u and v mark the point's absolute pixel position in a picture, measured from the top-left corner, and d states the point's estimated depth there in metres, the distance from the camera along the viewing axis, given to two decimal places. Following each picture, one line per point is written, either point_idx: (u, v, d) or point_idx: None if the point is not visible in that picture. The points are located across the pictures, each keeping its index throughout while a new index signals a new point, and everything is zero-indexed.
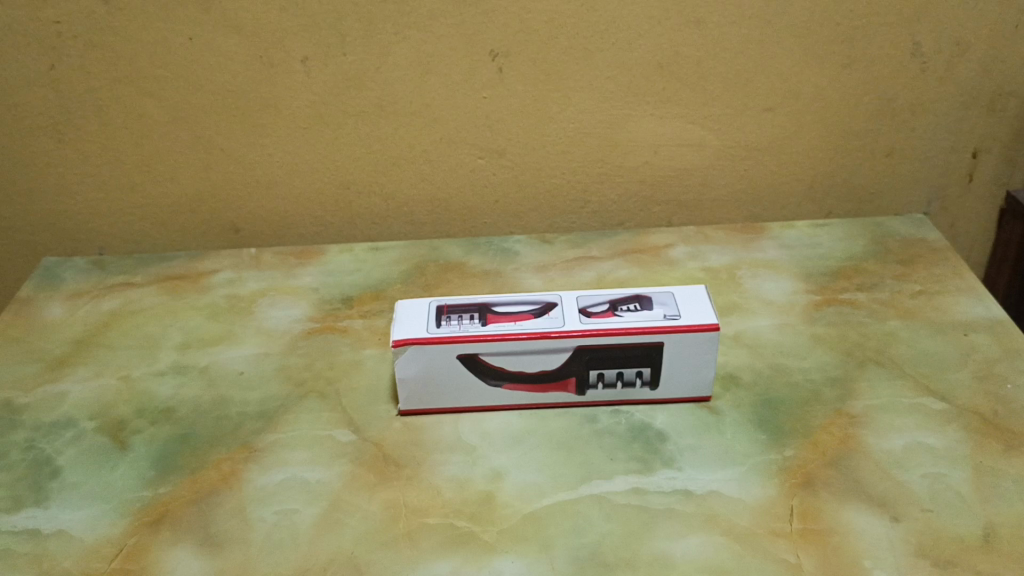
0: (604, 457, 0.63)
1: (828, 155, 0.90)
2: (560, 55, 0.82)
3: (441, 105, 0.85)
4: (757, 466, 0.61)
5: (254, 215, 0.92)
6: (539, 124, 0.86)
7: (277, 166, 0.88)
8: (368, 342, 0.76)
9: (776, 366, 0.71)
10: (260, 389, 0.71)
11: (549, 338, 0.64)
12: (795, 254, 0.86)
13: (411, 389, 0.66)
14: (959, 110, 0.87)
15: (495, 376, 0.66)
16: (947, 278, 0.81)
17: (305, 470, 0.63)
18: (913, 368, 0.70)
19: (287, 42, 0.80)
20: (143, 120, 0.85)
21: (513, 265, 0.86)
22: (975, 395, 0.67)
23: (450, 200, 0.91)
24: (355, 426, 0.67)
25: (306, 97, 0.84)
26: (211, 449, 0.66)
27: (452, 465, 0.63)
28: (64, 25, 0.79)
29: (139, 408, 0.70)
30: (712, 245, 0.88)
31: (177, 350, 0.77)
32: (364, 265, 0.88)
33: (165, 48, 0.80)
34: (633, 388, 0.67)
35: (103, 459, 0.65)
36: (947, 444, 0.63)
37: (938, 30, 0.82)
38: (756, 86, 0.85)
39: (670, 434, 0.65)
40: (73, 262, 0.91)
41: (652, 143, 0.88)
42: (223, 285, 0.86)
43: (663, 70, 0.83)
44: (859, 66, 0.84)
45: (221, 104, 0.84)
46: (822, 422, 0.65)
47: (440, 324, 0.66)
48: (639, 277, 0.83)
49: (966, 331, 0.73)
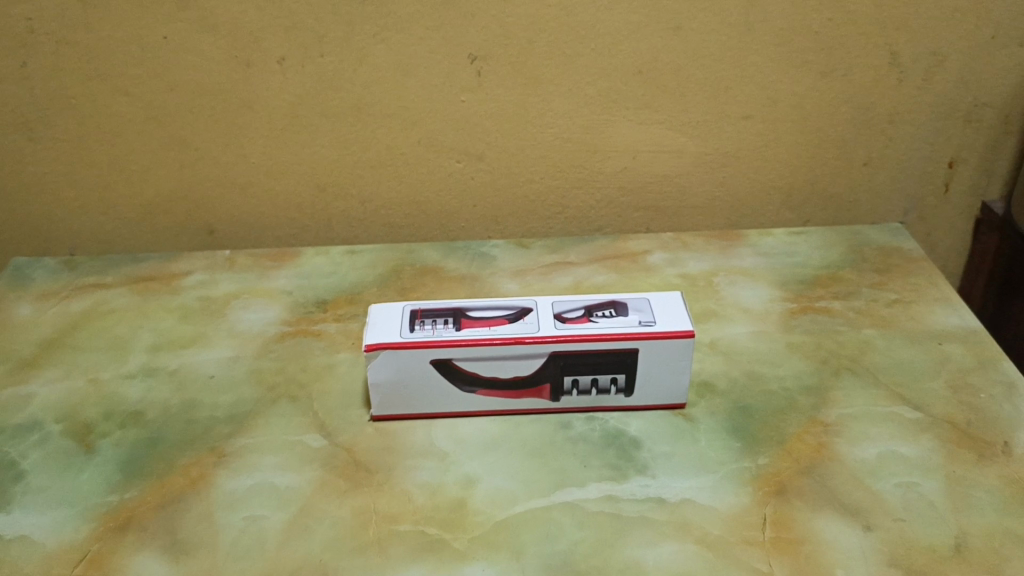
0: (578, 464, 0.63)
1: (807, 163, 0.90)
2: (539, 60, 0.82)
3: (419, 108, 0.84)
4: (730, 474, 0.61)
5: (229, 216, 0.91)
6: (518, 128, 0.86)
7: (254, 167, 0.87)
8: (342, 345, 0.76)
9: (752, 373, 0.71)
10: (231, 394, 0.70)
11: (524, 343, 0.64)
12: (772, 262, 0.86)
13: (384, 395, 0.66)
14: (936, 120, 0.88)
15: (469, 381, 0.65)
16: (923, 287, 0.81)
17: (275, 475, 0.62)
18: (888, 377, 0.70)
19: (264, 42, 0.79)
20: (116, 118, 0.84)
21: (490, 270, 0.86)
22: (949, 404, 0.67)
23: (428, 204, 0.91)
24: (326, 431, 0.66)
25: (283, 98, 0.83)
26: (179, 454, 0.65)
27: (424, 471, 0.62)
28: (36, 21, 0.78)
29: (107, 411, 0.69)
30: (690, 252, 0.88)
31: (147, 352, 0.76)
32: (339, 268, 0.87)
33: (139, 47, 0.79)
34: (608, 394, 0.67)
35: (69, 463, 0.64)
36: (920, 454, 0.63)
37: (916, 40, 0.82)
38: (735, 94, 0.85)
39: (645, 441, 0.65)
40: (43, 262, 0.89)
41: (632, 149, 0.88)
42: (196, 286, 0.85)
43: (642, 76, 0.83)
44: (837, 75, 0.84)
45: (196, 104, 0.83)
46: (797, 430, 0.65)
47: (413, 328, 0.65)
48: (616, 282, 0.83)
49: (941, 341, 0.74)
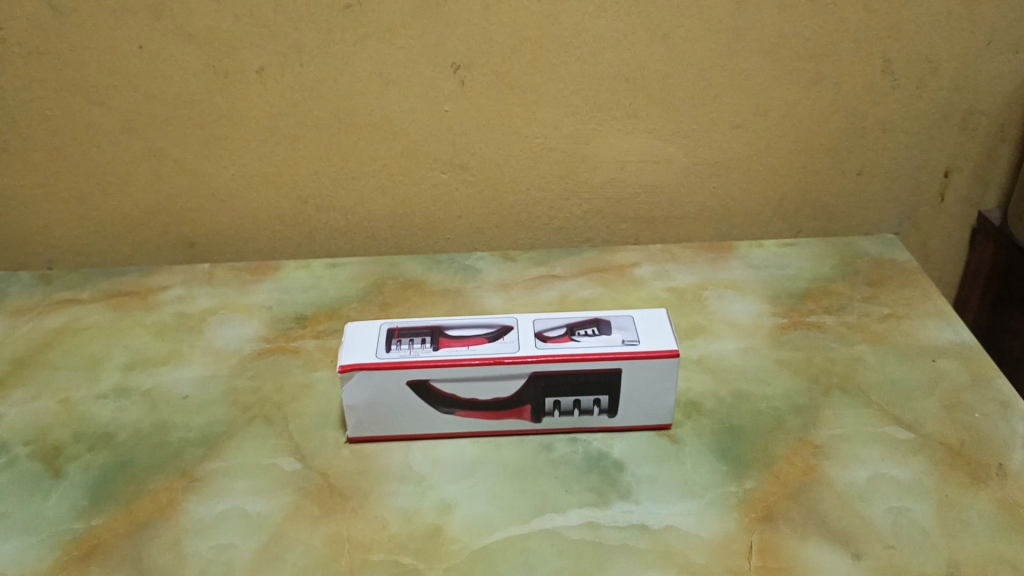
0: (559, 489, 0.61)
1: (799, 173, 0.88)
2: (524, 69, 0.80)
3: (402, 118, 0.82)
4: (715, 499, 0.59)
5: (209, 229, 0.89)
6: (503, 138, 0.84)
7: (233, 179, 0.85)
8: (320, 363, 0.74)
9: (740, 392, 0.69)
10: (205, 414, 0.69)
11: (503, 364, 0.62)
12: (763, 275, 0.84)
13: (359, 416, 0.64)
14: (930, 129, 0.86)
15: (447, 403, 0.64)
16: (917, 300, 0.79)
17: (247, 501, 0.61)
18: (880, 395, 0.68)
19: (242, 52, 0.77)
20: (91, 130, 0.82)
21: (474, 283, 0.84)
22: (942, 424, 0.65)
23: (412, 216, 0.89)
24: (301, 454, 0.64)
25: (263, 109, 0.81)
26: (149, 478, 0.63)
27: (400, 496, 0.61)
28: (8, 31, 0.76)
29: (77, 432, 0.67)
30: (678, 264, 0.86)
31: (121, 371, 0.74)
32: (320, 282, 0.85)
33: (115, 56, 0.78)
34: (591, 415, 0.65)
35: (35, 488, 0.62)
36: (911, 476, 0.61)
37: (909, 47, 0.80)
38: (725, 103, 0.83)
39: (628, 464, 0.63)
40: (18, 277, 0.87)
41: (619, 159, 0.86)
42: (173, 302, 0.83)
43: (630, 84, 0.81)
44: (829, 83, 0.82)
45: (173, 115, 0.81)
46: (785, 452, 0.63)
47: (389, 349, 0.64)
48: (603, 297, 0.81)
49: (935, 357, 0.72)
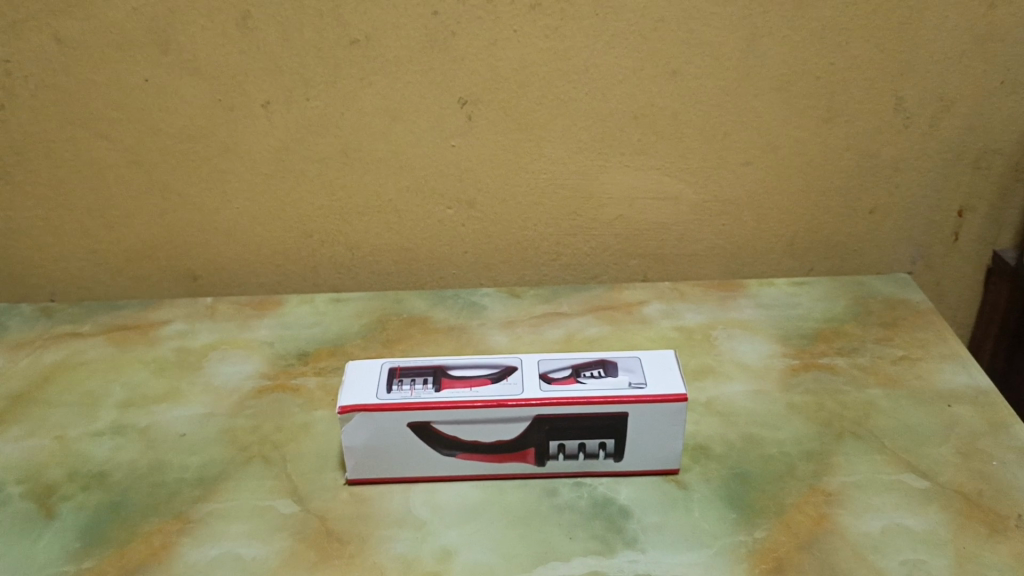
0: (563, 536, 0.59)
1: (809, 211, 0.87)
2: (531, 105, 0.79)
3: (408, 153, 0.81)
4: (724, 549, 0.57)
5: (213, 263, 0.88)
6: (510, 174, 0.83)
7: (238, 213, 0.85)
8: (321, 402, 0.72)
9: (750, 436, 0.67)
10: (202, 454, 0.67)
11: (506, 406, 0.60)
12: (773, 315, 0.82)
13: (359, 458, 0.62)
14: (943, 168, 0.85)
15: (449, 446, 0.62)
16: (931, 342, 0.77)
17: (242, 546, 0.59)
18: (894, 441, 0.66)
19: (248, 86, 0.77)
20: (96, 163, 0.81)
21: (479, 320, 0.83)
22: (958, 473, 0.63)
23: (417, 251, 0.88)
24: (299, 496, 0.63)
25: (268, 143, 0.80)
26: (143, 520, 0.61)
27: (399, 542, 0.59)
28: (14, 64, 0.76)
29: (71, 471, 0.66)
30: (687, 303, 0.85)
31: (119, 408, 0.73)
32: (324, 317, 0.84)
33: (120, 90, 0.77)
34: (596, 460, 0.63)
35: (26, 529, 0.61)
36: (927, 527, 0.59)
37: (921, 85, 0.79)
38: (735, 140, 0.82)
39: (634, 511, 0.61)
40: (19, 310, 0.87)
41: (628, 196, 0.85)
42: (174, 337, 0.82)
43: (638, 121, 0.80)
44: (840, 121, 0.81)
45: (178, 149, 0.81)
46: (796, 500, 0.61)
47: (390, 389, 0.62)
48: (610, 335, 0.80)
49: (950, 402, 0.70)
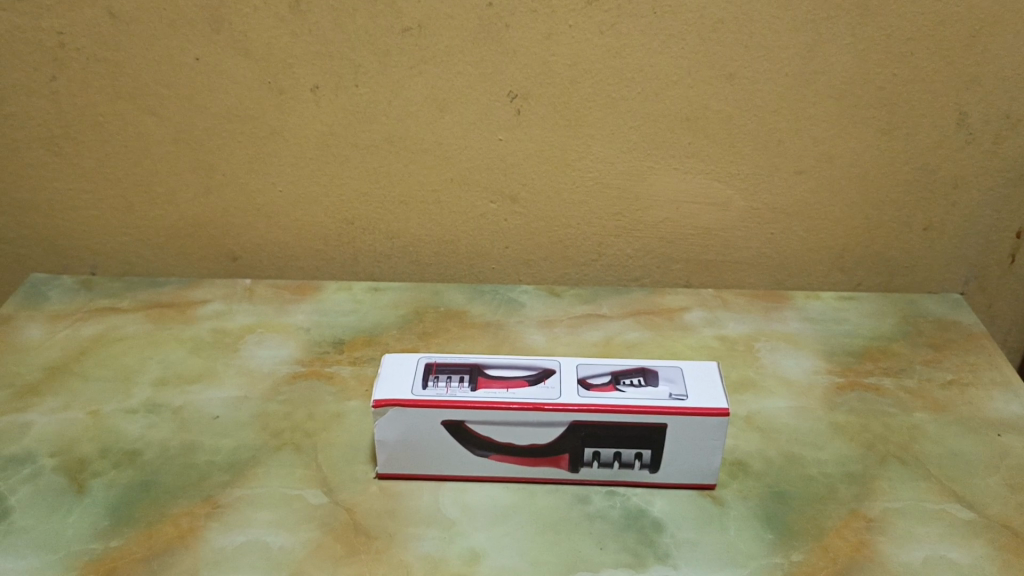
0: (593, 546, 0.57)
1: (862, 224, 0.84)
2: (582, 102, 0.77)
3: (454, 145, 0.80)
4: (759, 570, 0.56)
5: (253, 245, 0.88)
6: (556, 171, 0.82)
7: (281, 197, 0.84)
8: (354, 392, 0.72)
9: (791, 455, 0.65)
10: (233, 438, 0.67)
11: (542, 410, 0.59)
12: (818, 329, 0.80)
13: (391, 453, 0.61)
14: (1004, 188, 0.82)
15: (482, 446, 0.61)
16: (982, 368, 0.75)
17: (269, 535, 0.58)
18: (940, 468, 0.64)
19: (297, 70, 0.76)
20: (143, 138, 0.81)
21: (516, 317, 0.82)
22: (1005, 506, 0.61)
23: (458, 244, 0.87)
24: (328, 487, 0.62)
25: (314, 127, 0.80)
26: (172, 501, 0.61)
27: (427, 541, 0.58)
28: (67, 35, 0.76)
29: (103, 447, 0.66)
30: (730, 312, 0.83)
31: (153, 386, 0.73)
32: (361, 306, 0.83)
33: (171, 67, 0.77)
34: (631, 470, 0.62)
35: (57, 503, 0.61)
36: (971, 561, 0.57)
37: (987, 101, 0.77)
38: (789, 148, 0.80)
39: (668, 525, 0.59)
40: (61, 281, 0.87)
41: (675, 199, 0.83)
42: (210, 317, 0.82)
43: (691, 123, 0.79)
44: (900, 134, 0.79)
45: (225, 129, 0.80)
46: (836, 524, 0.59)
47: (426, 385, 0.61)
48: (650, 341, 0.78)
49: (1000, 431, 0.67)
